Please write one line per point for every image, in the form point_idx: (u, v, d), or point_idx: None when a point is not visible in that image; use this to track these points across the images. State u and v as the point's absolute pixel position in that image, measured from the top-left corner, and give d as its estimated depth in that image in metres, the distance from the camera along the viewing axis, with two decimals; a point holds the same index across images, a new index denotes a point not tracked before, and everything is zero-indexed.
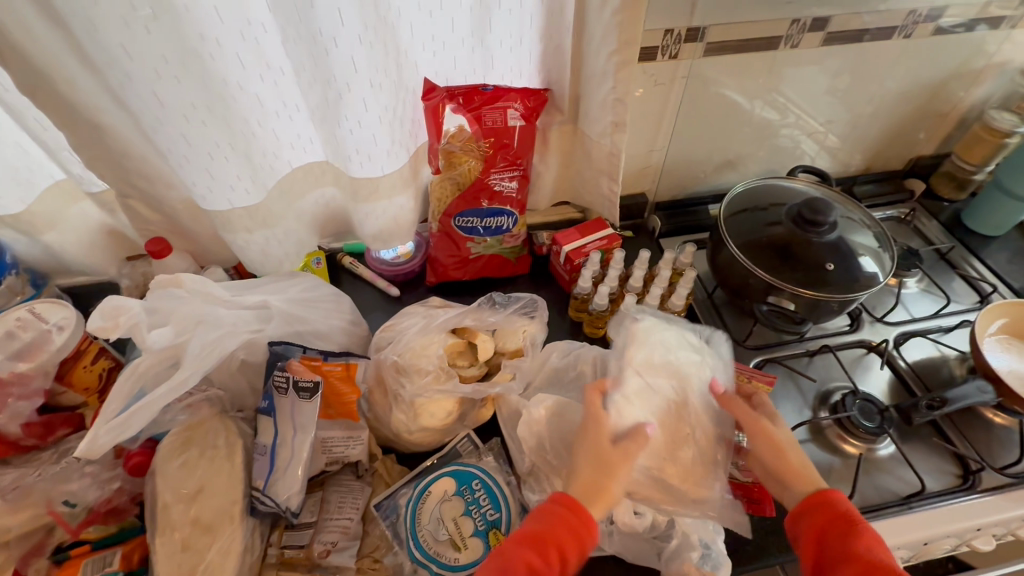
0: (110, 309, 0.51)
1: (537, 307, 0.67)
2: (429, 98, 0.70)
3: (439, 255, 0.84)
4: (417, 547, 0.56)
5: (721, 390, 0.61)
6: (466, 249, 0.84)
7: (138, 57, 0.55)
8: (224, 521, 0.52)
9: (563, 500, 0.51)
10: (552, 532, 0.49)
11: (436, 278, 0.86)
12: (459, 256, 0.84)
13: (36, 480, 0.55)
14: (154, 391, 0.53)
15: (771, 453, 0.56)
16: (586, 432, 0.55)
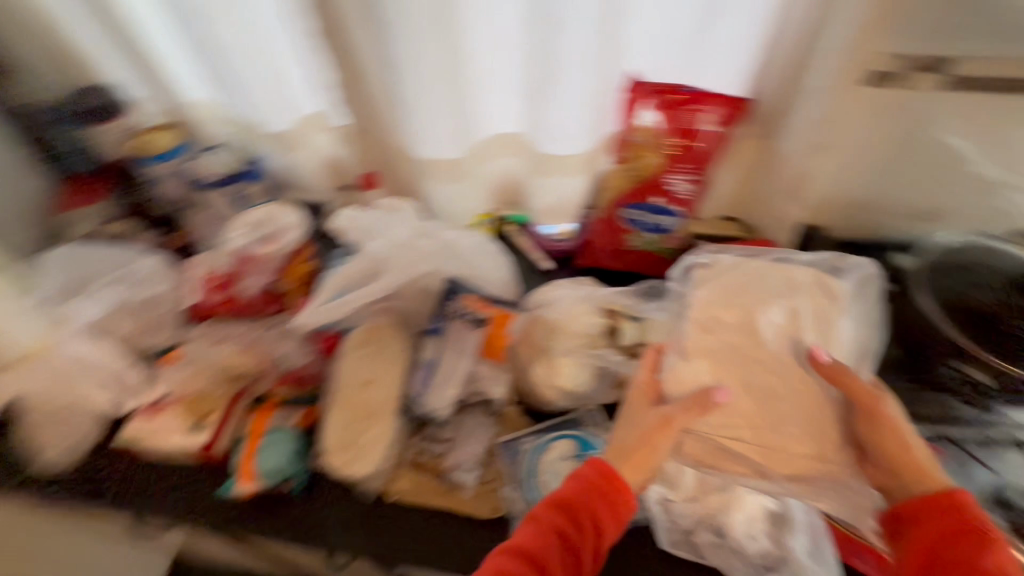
0: (348, 220, 0.67)
1: None
2: (632, 91, 0.73)
3: (596, 244, 0.89)
4: (533, 490, 0.61)
5: (821, 357, 0.56)
6: (623, 243, 0.87)
7: (405, 18, 0.64)
8: (382, 411, 0.63)
9: (593, 469, 0.54)
10: (584, 500, 0.52)
11: (589, 262, 0.91)
12: (614, 248, 0.88)
13: (258, 336, 0.69)
14: (357, 291, 0.63)
15: (887, 439, 0.53)
16: (679, 413, 0.56)
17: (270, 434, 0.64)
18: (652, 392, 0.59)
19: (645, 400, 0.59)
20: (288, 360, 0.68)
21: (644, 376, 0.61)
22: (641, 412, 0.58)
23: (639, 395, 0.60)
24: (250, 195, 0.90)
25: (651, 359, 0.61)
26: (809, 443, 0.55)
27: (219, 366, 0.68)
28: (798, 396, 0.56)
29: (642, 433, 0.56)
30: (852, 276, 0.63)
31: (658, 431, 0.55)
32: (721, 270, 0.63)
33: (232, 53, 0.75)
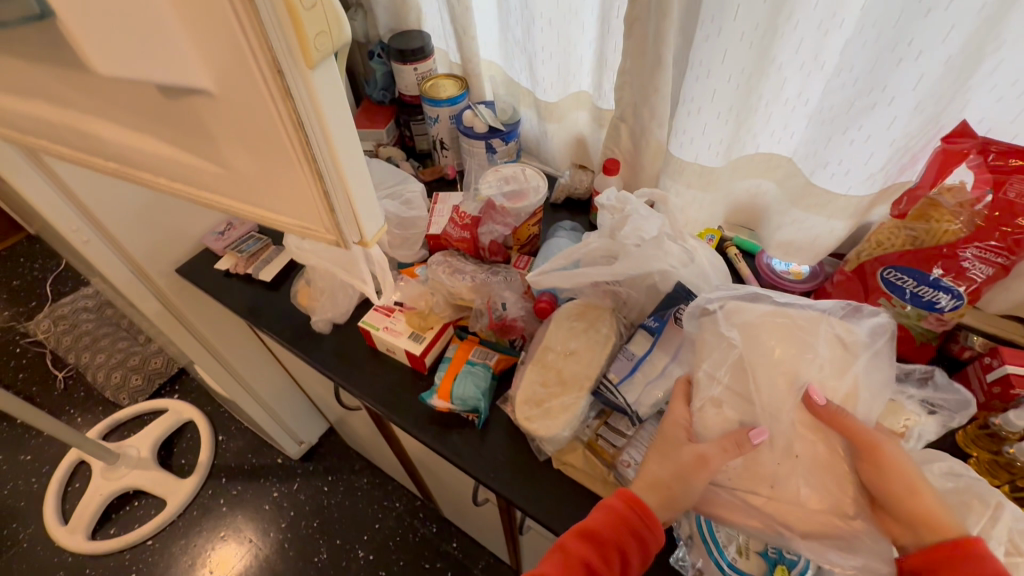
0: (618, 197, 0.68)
1: (956, 409, 0.61)
2: (954, 142, 0.62)
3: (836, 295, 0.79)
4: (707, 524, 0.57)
5: (820, 402, 0.52)
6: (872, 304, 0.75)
7: (733, 18, 0.63)
8: (576, 384, 0.65)
9: (620, 503, 0.53)
10: (610, 532, 0.52)
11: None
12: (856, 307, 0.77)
13: (484, 279, 0.76)
14: (592, 268, 0.66)
15: (901, 491, 0.47)
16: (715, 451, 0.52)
17: (469, 365, 0.72)
18: (681, 431, 0.55)
19: (676, 434, 0.55)
20: (507, 308, 0.73)
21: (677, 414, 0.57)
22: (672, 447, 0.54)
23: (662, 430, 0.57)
24: (497, 151, 0.96)
25: (682, 391, 0.58)
26: (827, 498, 0.50)
27: (448, 293, 0.76)
28: (814, 450, 0.51)
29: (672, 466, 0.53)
30: (866, 325, 0.57)
31: (677, 457, 0.53)
32: (742, 315, 0.57)
33: (537, 25, 0.82)
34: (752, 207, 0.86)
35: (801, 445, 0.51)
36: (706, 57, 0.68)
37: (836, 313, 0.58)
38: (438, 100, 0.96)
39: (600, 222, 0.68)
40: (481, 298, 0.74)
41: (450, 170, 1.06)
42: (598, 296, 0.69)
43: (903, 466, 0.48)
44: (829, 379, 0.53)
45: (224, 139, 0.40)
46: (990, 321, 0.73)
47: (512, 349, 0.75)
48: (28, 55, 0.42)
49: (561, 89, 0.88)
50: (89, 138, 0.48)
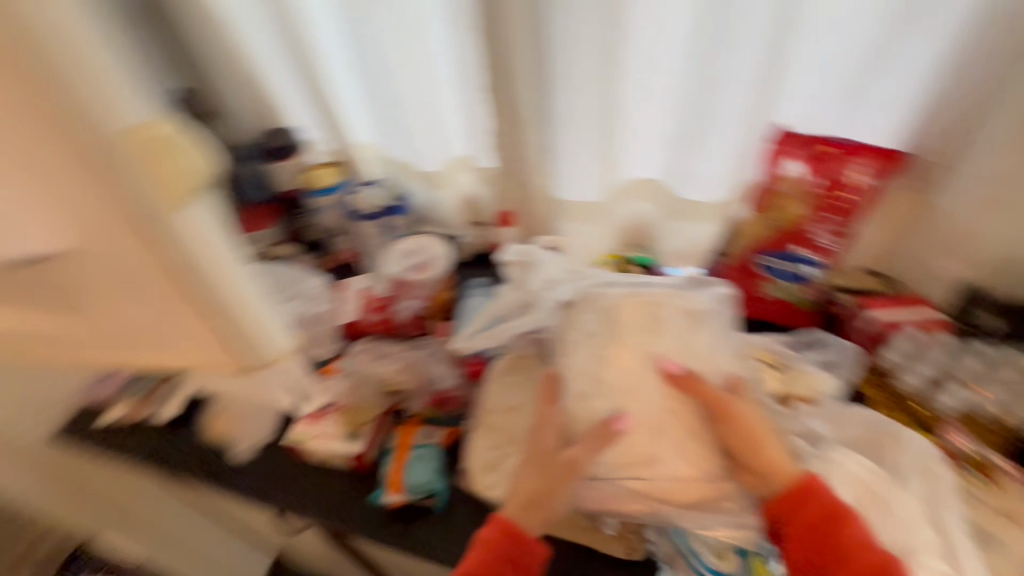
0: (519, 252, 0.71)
1: (846, 364, 0.72)
2: (779, 143, 0.74)
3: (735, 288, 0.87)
4: (681, 538, 0.58)
5: (675, 371, 0.57)
6: (764, 289, 0.84)
7: (580, 75, 0.70)
8: (526, 439, 0.65)
9: (492, 531, 0.56)
10: (487, 566, 0.54)
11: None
12: (752, 293, 0.85)
13: (412, 357, 0.75)
14: (511, 321, 0.68)
15: (751, 450, 0.54)
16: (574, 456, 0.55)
17: (416, 450, 0.69)
18: (554, 438, 0.58)
19: (546, 443, 0.57)
20: (442, 381, 0.72)
21: (549, 416, 0.59)
22: (546, 455, 0.57)
23: (539, 431, 0.59)
24: (394, 226, 0.97)
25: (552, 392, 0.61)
26: (696, 466, 0.54)
27: (377, 381, 0.73)
28: (679, 421, 0.56)
29: (548, 476, 0.55)
30: (707, 293, 0.63)
31: (550, 463, 0.56)
32: (598, 301, 0.62)
33: (404, 105, 0.85)
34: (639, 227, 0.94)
35: (666, 418, 0.56)
36: (564, 112, 0.74)
37: (684, 286, 0.65)
38: (321, 190, 0.97)
39: (506, 275, 0.72)
40: (413, 378, 0.72)
41: (348, 255, 1.05)
42: (525, 346, 0.70)
43: (750, 424, 0.55)
44: (680, 349, 0.59)
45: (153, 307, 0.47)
46: (854, 278, 0.84)
47: (455, 419, 0.74)
48: None
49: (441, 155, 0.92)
50: None
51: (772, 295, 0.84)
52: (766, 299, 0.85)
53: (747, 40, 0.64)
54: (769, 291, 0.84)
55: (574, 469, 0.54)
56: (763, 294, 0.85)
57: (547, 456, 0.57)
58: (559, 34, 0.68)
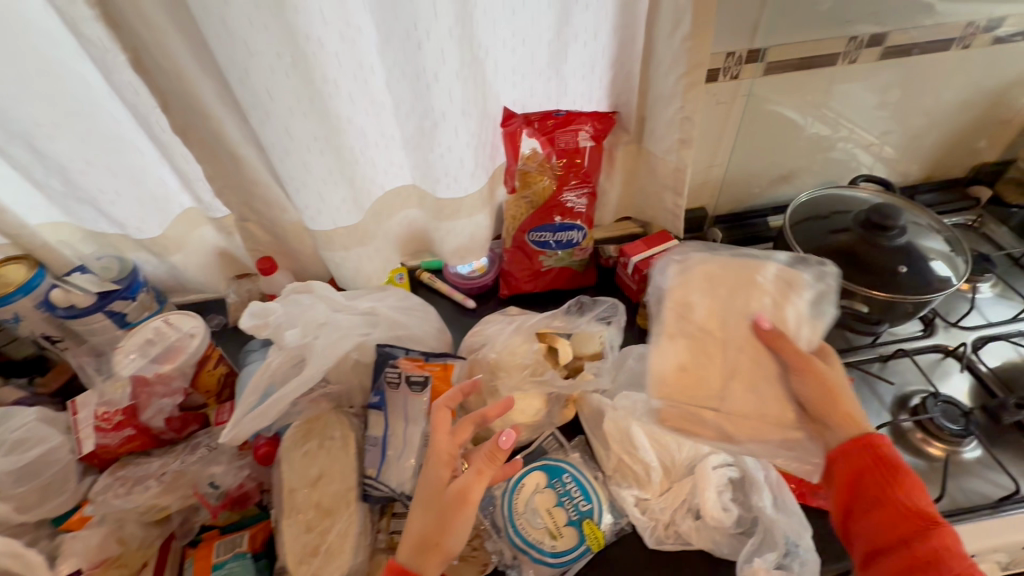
0: (259, 311, 0.62)
1: (615, 312, 0.73)
2: (509, 124, 0.76)
3: (521, 267, 0.89)
4: (517, 534, 0.60)
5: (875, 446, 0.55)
6: (544, 261, 0.88)
7: (277, 97, 0.62)
8: (341, 505, 0.58)
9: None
10: None
11: (514, 288, 0.91)
12: (536, 267, 0.89)
13: (181, 466, 0.62)
14: (283, 387, 0.59)
15: (817, 389, 0.57)
16: (469, 478, 0.52)
17: (217, 572, 0.57)
18: (445, 471, 0.54)
19: (439, 474, 0.53)
20: (220, 484, 0.61)
21: (441, 444, 0.55)
22: (437, 489, 0.53)
23: (431, 462, 0.54)
24: (126, 313, 0.79)
25: (447, 422, 0.56)
26: (772, 413, 0.59)
27: (140, 514, 0.60)
28: (738, 363, 0.60)
29: (438, 514, 0.51)
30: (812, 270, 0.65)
31: (446, 494, 0.52)
32: (700, 264, 0.65)
33: (76, 166, 0.68)
34: (416, 234, 0.91)
35: (732, 361, 0.60)
36: (275, 138, 0.66)
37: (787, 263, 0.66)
38: (5, 295, 0.73)
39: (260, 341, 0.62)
40: (183, 493, 0.60)
41: (80, 362, 0.82)
42: (313, 405, 0.63)
43: (830, 382, 0.58)
44: (776, 314, 0.60)
45: None
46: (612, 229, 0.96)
47: (260, 513, 0.64)
48: None
49: (159, 218, 0.75)
50: None
51: (551, 265, 0.89)
52: (549, 268, 0.89)
53: (436, 33, 0.62)
54: (549, 261, 0.88)
55: (470, 498, 0.52)
56: (544, 265, 0.88)
57: (442, 488, 0.52)
58: (230, 57, 0.58)
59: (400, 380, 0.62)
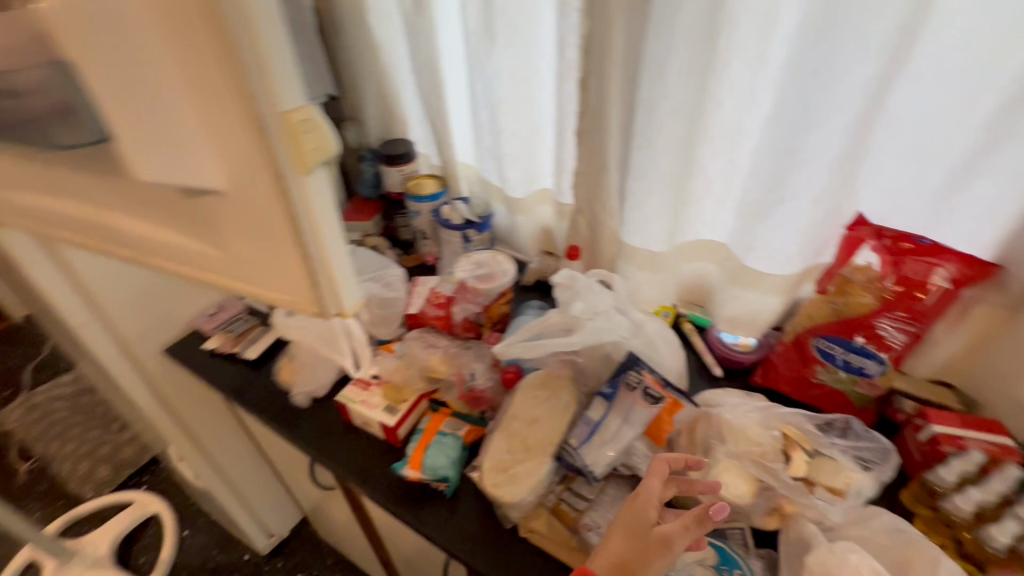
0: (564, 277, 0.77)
1: (888, 459, 0.66)
2: (854, 230, 0.74)
3: (789, 365, 0.84)
4: None
5: None
6: (819, 373, 0.81)
7: (662, 134, 0.76)
8: (540, 450, 0.69)
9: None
10: None
11: (771, 380, 0.86)
12: (805, 374, 0.82)
13: (458, 354, 0.83)
14: (549, 340, 0.72)
15: None
16: (682, 529, 0.54)
17: (440, 436, 0.76)
18: (652, 510, 0.56)
19: (644, 513, 0.56)
20: (474, 380, 0.79)
21: (652, 492, 0.57)
22: (641, 525, 0.55)
23: (634, 499, 0.57)
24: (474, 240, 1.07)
25: (662, 471, 0.59)
26: None
27: (421, 367, 0.81)
28: None
29: (643, 545, 0.53)
30: None
31: (647, 536, 0.54)
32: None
33: (504, 135, 0.95)
34: (699, 285, 0.97)
35: None
36: (640, 165, 0.81)
37: None
38: (420, 197, 1.09)
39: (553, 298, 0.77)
40: (451, 370, 0.80)
41: (430, 257, 1.16)
42: (558, 365, 0.74)
43: None
44: None
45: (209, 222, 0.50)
46: (924, 386, 0.79)
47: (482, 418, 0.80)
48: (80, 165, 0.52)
49: (525, 187, 1.01)
50: (109, 229, 0.56)
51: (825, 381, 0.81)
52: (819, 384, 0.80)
53: (830, 127, 0.66)
54: (824, 377, 0.80)
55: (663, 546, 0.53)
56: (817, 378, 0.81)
57: (644, 529, 0.54)
58: (648, 95, 0.74)
59: (635, 386, 0.68)
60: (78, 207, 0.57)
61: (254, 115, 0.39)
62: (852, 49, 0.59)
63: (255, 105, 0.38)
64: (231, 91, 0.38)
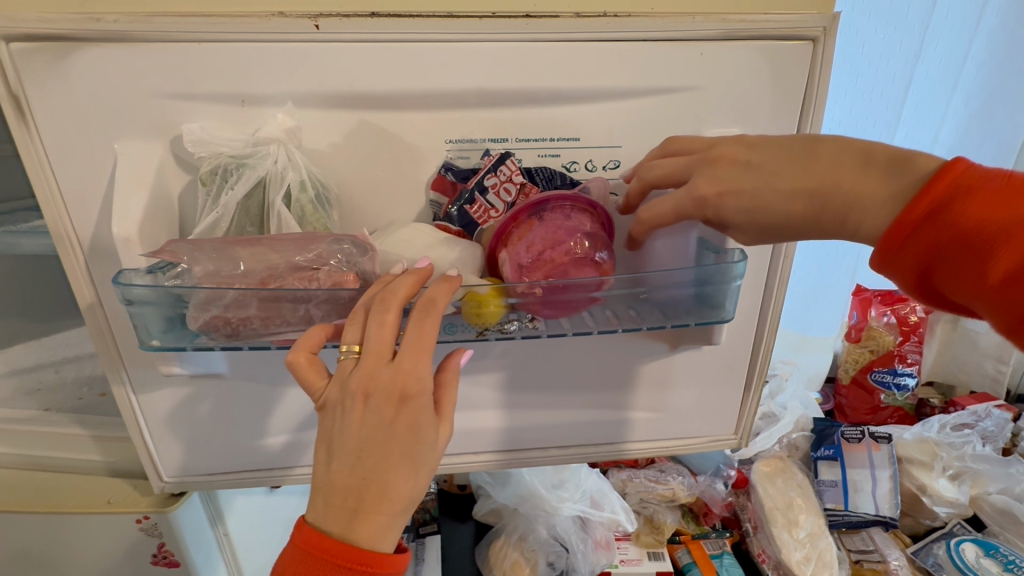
0: None
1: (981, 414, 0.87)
2: (859, 295, 0.93)
3: (982, 188, 0.27)
4: None
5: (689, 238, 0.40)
6: (1006, 287, 0.27)
7: None
8: (819, 526, 0.76)
9: (315, 536, 0.30)
10: (340, 566, 0.30)
11: (924, 265, 0.29)
12: (910, 289, 0.30)
13: (683, 480, 0.82)
14: (770, 428, 0.83)
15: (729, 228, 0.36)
16: (358, 481, 0.30)
17: (719, 559, 0.77)
18: (388, 391, 0.30)
19: (395, 365, 0.30)
20: (719, 495, 0.81)
21: (384, 332, 0.31)
22: (384, 436, 0.29)
23: (357, 407, 0.30)
24: None
25: (400, 290, 0.32)
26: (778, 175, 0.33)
27: (667, 500, 0.81)
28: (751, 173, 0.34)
29: (390, 452, 0.30)
30: None
31: (396, 447, 0.30)
32: None
33: None
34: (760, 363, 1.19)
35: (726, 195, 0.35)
36: None
37: (778, 280, 0.46)
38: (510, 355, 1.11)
39: (771, 408, 0.85)
40: (695, 494, 0.81)
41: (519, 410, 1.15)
42: (776, 450, 0.83)
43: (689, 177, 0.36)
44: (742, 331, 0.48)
45: (674, 382, 0.51)
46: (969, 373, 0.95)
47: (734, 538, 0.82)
48: (490, 369, 0.48)
49: None
50: (490, 432, 0.52)
51: (880, 275, 0.31)
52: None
53: None
54: (1013, 315, 0.27)
55: (400, 504, 0.30)
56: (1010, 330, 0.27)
57: (382, 449, 0.30)
58: None
59: (858, 438, 0.82)
60: (458, 422, 0.51)
61: (772, 279, 0.47)
62: (902, 129, 0.78)
63: (777, 271, 0.47)
64: (761, 263, 0.46)
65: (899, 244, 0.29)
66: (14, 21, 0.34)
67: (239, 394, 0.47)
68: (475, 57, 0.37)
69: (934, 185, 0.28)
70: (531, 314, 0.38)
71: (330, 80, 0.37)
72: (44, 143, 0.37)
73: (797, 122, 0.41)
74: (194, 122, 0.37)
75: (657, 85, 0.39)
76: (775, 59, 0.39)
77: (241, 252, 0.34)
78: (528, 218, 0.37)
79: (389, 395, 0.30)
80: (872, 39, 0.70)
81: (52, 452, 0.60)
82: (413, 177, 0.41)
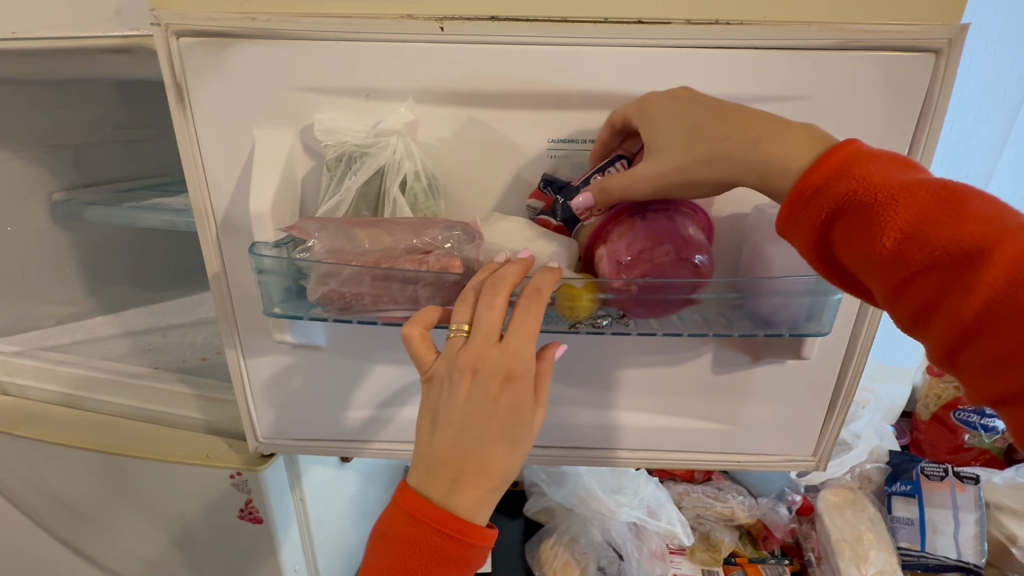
0: None
1: None
2: None
3: (868, 162, 0.30)
4: None
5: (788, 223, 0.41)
6: (894, 254, 0.29)
7: None
8: (891, 563, 0.71)
9: (415, 500, 0.32)
10: (438, 532, 0.32)
11: (817, 231, 0.32)
12: (808, 254, 0.33)
13: (744, 500, 0.79)
14: (841, 455, 0.79)
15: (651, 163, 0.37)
16: (461, 451, 0.31)
17: None
18: (494, 369, 0.32)
19: (501, 346, 0.32)
20: (780, 521, 0.79)
21: (493, 313, 0.32)
22: (488, 411, 0.31)
23: (465, 381, 0.32)
24: None
25: (511, 276, 0.34)
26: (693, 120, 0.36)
27: (724, 518, 0.79)
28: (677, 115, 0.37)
29: (492, 428, 0.31)
30: None
31: (497, 422, 0.31)
32: None
33: None
34: None
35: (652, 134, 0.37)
36: None
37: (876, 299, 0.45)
38: None
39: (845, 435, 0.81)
40: (755, 516, 0.79)
41: None
42: (845, 479, 0.79)
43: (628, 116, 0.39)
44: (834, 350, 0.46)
45: (752, 395, 0.51)
46: None
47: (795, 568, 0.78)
48: (570, 365, 0.49)
49: None
50: (562, 429, 0.53)
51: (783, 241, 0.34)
52: (939, 338, 0.29)
53: None
54: (897, 281, 0.29)
55: (496, 480, 0.32)
56: (893, 297, 0.30)
57: (485, 422, 0.31)
58: None
59: (940, 475, 0.77)
60: None
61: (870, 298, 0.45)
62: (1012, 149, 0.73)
63: None
64: None
65: (796, 211, 0.32)
66: (184, 18, 0.38)
67: (333, 368, 0.50)
68: (586, 60, 0.38)
69: (821, 158, 0.32)
70: (624, 312, 0.39)
71: (448, 78, 0.39)
72: (196, 127, 0.41)
73: (911, 137, 0.39)
74: (324, 114, 0.40)
75: (765, 93, 0.39)
76: (892, 70, 0.38)
77: (360, 233, 0.37)
78: (629, 218, 0.39)
79: (496, 372, 0.32)
80: (982, 56, 0.67)
81: (157, 406, 0.66)
82: (515, 173, 0.43)
